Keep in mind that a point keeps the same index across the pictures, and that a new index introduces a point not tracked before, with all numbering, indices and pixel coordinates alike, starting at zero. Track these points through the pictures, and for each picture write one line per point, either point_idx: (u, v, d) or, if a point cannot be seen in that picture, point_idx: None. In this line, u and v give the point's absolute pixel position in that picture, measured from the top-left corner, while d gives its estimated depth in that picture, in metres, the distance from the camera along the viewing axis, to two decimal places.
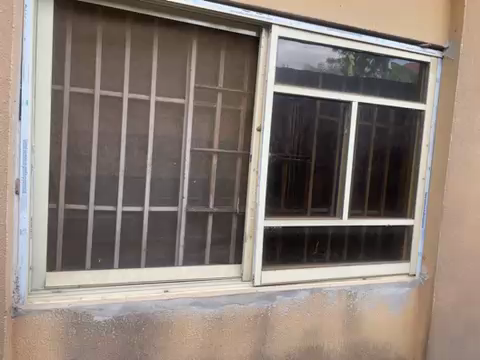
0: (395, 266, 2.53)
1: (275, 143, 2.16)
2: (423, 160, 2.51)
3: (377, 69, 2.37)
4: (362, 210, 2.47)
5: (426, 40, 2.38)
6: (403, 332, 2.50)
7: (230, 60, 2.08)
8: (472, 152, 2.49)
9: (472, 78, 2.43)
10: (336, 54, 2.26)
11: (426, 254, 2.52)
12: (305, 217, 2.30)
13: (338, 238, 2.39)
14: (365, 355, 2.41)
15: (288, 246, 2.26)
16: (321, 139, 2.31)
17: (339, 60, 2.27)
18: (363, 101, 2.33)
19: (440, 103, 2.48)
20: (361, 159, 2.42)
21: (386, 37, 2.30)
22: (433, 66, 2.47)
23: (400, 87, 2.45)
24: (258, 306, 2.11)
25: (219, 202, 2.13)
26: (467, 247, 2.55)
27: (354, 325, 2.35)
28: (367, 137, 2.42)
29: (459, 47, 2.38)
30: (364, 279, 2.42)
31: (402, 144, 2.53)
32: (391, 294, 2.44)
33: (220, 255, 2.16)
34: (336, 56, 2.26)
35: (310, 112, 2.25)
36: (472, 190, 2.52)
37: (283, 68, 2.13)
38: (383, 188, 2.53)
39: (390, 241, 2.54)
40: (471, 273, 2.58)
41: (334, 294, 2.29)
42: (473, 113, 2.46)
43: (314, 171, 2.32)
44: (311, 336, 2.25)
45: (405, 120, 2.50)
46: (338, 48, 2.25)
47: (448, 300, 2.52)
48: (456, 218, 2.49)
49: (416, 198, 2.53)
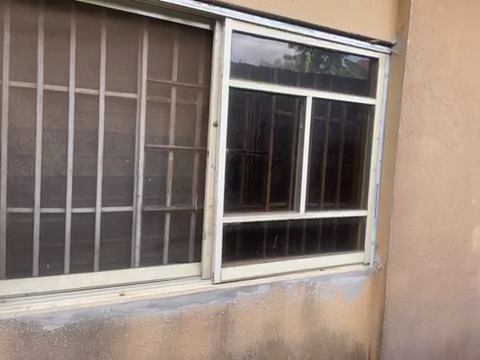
0: (350, 256, 2.61)
1: (232, 138, 2.13)
2: (374, 153, 2.61)
3: (331, 66, 2.42)
4: (318, 203, 2.51)
5: (375, 37, 2.47)
6: (359, 319, 2.59)
7: (184, 53, 2.02)
8: (418, 145, 2.62)
9: (418, 74, 2.55)
10: (292, 51, 2.28)
11: (378, 243, 2.63)
12: (264, 213, 2.30)
13: (297, 231, 2.42)
14: (324, 345, 2.47)
15: (248, 242, 2.25)
16: (278, 133, 2.31)
17: (295, 57, 2.29)
18: (317, 96, 2.38)
19: (389, 97, 2.58)
20: (317, 153, 2.46)
21: (338, 33, 2.35)
22: (382, 62, 2.56)
23: (352, 83, 2.52)
24: (219, 304, 2.09)
25: (176, 200, 2.07)
26: (416, 235, 2.69)
27: (313, 316, 2.41)
28: (322, 131, 2.46)
29: (406, 44, 2.48)
30: (322, 270, 2.48)
31: (355, 138, 2.59)
32: (347, 283, 2.53)
33: (178, 255, 2.09)
34: (292, 53, 2.28)
35: (266, 106, 2.25)
36: (419, 180, 2.66)
37: (240, 64, 2.12)
38: (338, 180, 2.58)
39: (345, 232, 2.62)
40: (421, 259, 2.73)
41: (293, 287, 2.32)
42: (420, 108, 2.59)
43: (272, 165, 2.32)
44: (272, 330, 2.27)
45: (357, 114, 2.57)
46: (294, 44, 2.27)
47: (399, 286, 2.65)
48: (405, 208, 2.61)
49: (369, 189, 2.63)
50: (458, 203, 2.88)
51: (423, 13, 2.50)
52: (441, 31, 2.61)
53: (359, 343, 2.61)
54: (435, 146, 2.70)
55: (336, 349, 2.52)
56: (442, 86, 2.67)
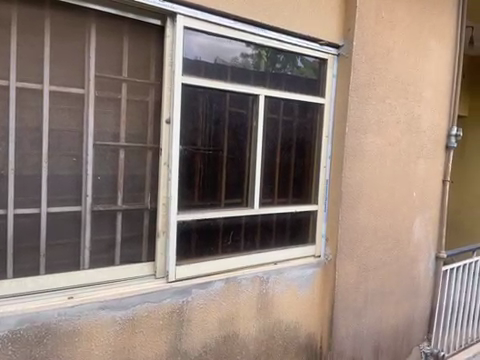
0: (302, 249, 2.69)
1: (186, 135, 2.13)
2: (324, 150, 2.71)
3: (287, 66, 2.50)
4: (272, 199, 2.57)
5: (323, 38, 2.56)
6: (311, 310, 2.69)
7: (135, 48, 1.97)
8: (364, 141, 2.76)
9: (363, 74, 2.69)
10: (249, 49, 2.33)
11: (329, 235, 2.74)
12: (219, 209, 2.32)
13: (251, 226, 2.47)
14: (278, 336, 2.55)
15: (203, 239, 2.26)
16: (232, 131, 2.33)
17: (252, 55, 2.34)
18: (270, 94, 2.43)
19: (336, 97, 2.69)
20: (270, 150, 2.52)
21: (289, 33, 2.41)
22: (330, 64, 2.66)
23: (304, 81, 2.60)
24: (173, 302, 2.08)
25: (128, 199, 2.02)
26: (363, 227, 2.84)
27: (268, 309, 2.47)
28: (274, 128, 2.52)
29: (352, 46, 2.61)
30: (276, 264, 2.54)
31: (306, 135, 2.68)
32: (299, 276, 2.61)
33: (130, 255, 2.05)
34: (249, 51, 2.33)
35: (219, 104, 2.26)
36: (365, 176, 2.81)
37: (195, 61, 2.12)
38: (290, 176, 2.65)
39: (298, 227, 2.70)
40: (367, 250, 2.89)
41: (248, 281, 2.37)
42: (365, 107, 2.73)
43: (226, 162, 2.34)
44: (227, 325, 2.30)
45: (308, 113, 2.65)
46: (251, 44, 2.32)
47: (348, 276, 2.79)
48: (352, 202, 2.75)
49: (319, 185, 2.73)
50: (400, 197, 3.09)
51: (367, 17, 2.64)
52: (384, 34, 2.76)
53: (311, 333, 2.71)
54: (379, 143, 2.86)
55: (290, 340, 2.60)
56: (386, 86, 2.84)
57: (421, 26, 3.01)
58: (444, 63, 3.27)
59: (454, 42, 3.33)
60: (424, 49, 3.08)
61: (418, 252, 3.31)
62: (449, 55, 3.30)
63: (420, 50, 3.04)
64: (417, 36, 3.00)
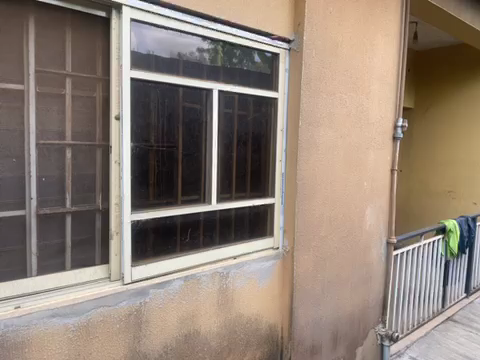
0: (261, 242, 2.73)
1: (137, 132, 2.05)
2: (279, 144, 2.75)
3: (244, 61, 2.52)
4: (230, 194, 2.58)
5: (274, 33, 2.57)
6: (271, 302, 2.74)
7: (79, 41, 1.86)
8: (317, 134, 2.83)
9: (314, 68, 2.74)
10: (206, 44, 2.32)
11: (286, 227, 2.79)
12: (176, 207, 2.27)
13: (210, 223, 2.46)
14: (240, 330, 2.56)
15: (160, 238, 2.21)
16: (186, 126, 2.29)
17: (208, 50, 2.34)
18: (224, 89, 2.41)
19: (290, 91, 2.72)
20: (226, 145, 2.52)
21: (240, 28, 2.40)
22: (282, 58, 2.69)
23: (258, 76, 2.61)
24: (130, 304, 2.02)
25: (78, 200, 1.93)
26: (318, 218, 2.92)
27: (228, 304, 2.47)
28: (229, 123, 2.52)
29: (303, 40, 2.64)
30: (235, 259, 2.55)
31: (261, 130, 2.71)
32: (259, 269, 2.64)
33: (83, 258, 1.97)
34: (205, 46, 2.32)
35: (172, 100, 2.20)
36: (319, 168, 2.88)
37: (148, 55, 2.07)
38: (247, 170, 2.67)
39: (256, 221, 2.73)
40: (323, 239, 2.98)
41: (207, 278, 2.35)
42: (317, 101, 2.79)
43: (182, 158, 2.29)
44: (187, 323, 2.27)
45: (262, 107, 2.68)
46: (207, 38, 2.31)
47: (306, 266, 2.85)
48: (308, 194, 2.82)
49: (276, 178, 2.77)
50: (352, 187, 3.21)
51: (317, 12, 2.69)
52: (333, 30, 2.83)
53: (272, 324, 2.76)
54: (331, 136, 2.95)
55: (252, 333, 2.63)
56: (336, 80, 2.92)
57: (367, 22, 3.12)
58: (390, 58, 3.42)
59: (399, 37, 3.48)
60: (371, 44, 3.19)
61: (371, 239, 3.47)
62: (394, 51, 3.46)
63: (367, 45, 3.16)
64: (364, 32, 3.11)
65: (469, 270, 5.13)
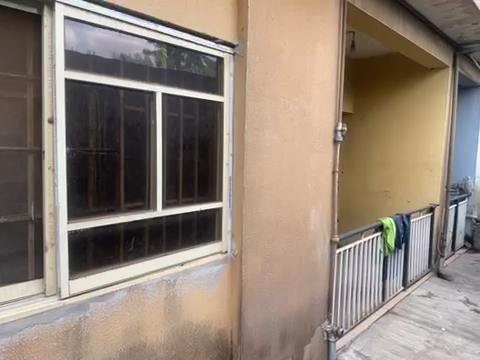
0: (209, 247, 2.70)
1: (73, 136, 1.93)
2: (225, 148, 2.74)
3: (192, 64, 2.51)
4: (177, 199, 2.52)
5: (218, 36, 2.57)
6: (220, 307, 2.72)
7: (6, 39, 1.73)
8: (262, 138, 2.87)
9: (258, 73, 2.78)
10: (152, 46, 2.27)
11: (234, 231, 2.79)
12: (118, 214, 2.17)
13: (156, 229, 2.38)
14: (188, 338, 2.51)
15: (102, 248, 2.10)
16: (128, 130, 2.19)
17: (155, 52, 2.29)
18: (167, 92, 2.36)
19: (235, 95, 2.73)
20: (172, 149, 2.44)
21: (184, 30, 2.37)
22: (226, 62, 2.69)
23: (204, 80, 2.60)
24: (68, 320, 1.89)
25: (6, 210, 1.77)
26: (265, 220, 2.96)
27: (176, 312, 2.41)
28: (175, 127, 2.45)
29: (246, 46, 2.67)
30: (182, 266, 2.49)
31: (207, 133, 2.67)
32: (207, 274, 2.61)
33: (14, 273, 1.81)
34: (152, 48, 2.27)
35: (112, 102, 2.10)
36: (265, 171, 2.92)
37: (90, 56, 1.98)
38: (194, 175, 2.63)
39: (204, 226, 2.70)
40: (270, 241, 3.03)
41: (153, 287, 2.27)
42: (261, 105, 2.83)
43: (124, 163, 2.19)
44: (132, 336, 2.18)
45: (208, 111, 2.64)
46: (153, 40, 2.26)
47: (254, 269, 2.88)
48: (255, 197, 2.85)
49: (222, 182, 2.76)
50: (297, 190, 3.30)
51: (259, 18, 2.73)
52: (275, 36, 2.90)
53: (221, 329, 2.74)
54: (276, 140, 3.01)
55: (201, 339, 2.59)
56: (279, 85, 2.99)
57: (308, 30, 3.24)
58: (329, 64, 3.58)
59: (337, 46, 3.65)
60: (312, 51, 3.32)
61: (315, 238, 3.58)
62: (333, 58, 3.62)
63: (308, 51, 3.27)
64: (306, 40, 3.22)
65: (406, 264, 5.50)
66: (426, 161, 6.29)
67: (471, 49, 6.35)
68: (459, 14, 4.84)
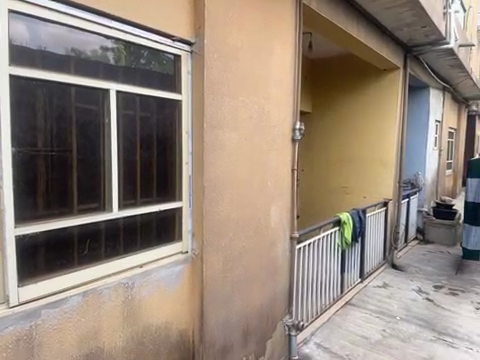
0: (169, 248, 2.66)
1: (20, 135, 1.83)
2: (184, 147, 2.72)
3: (152, 62, 2.48)
4: (135, 200, 2.46)
5: (175, 34, 2.53)
6: (181, 308, 2.69)
7: None
8: (221, 137, 2.87)
9: (216, 72, 2.77)
10: (109, 43, 2.21)
11: (195, 231, 2.77)
12: (71, 217, 2.09)
13: (112, 231, 2.31)
14: (148, 341, 2.47)
15: (54, 252, 2.01)
16: (81, 129, 2.11)
17: (112, 49, 2.23)
18: (122, 90, 2.29)
19: (193, 94, 2.70)
20: (128, 149, 2.37)
21: (139, 27, 2.31)
22: (184, 60, 2.66)
23: (161, 78, 2.55)
24: (19, 329, 1.79)
25: None
26: (225, 218, 2.97)
27: (135, 315, 2.36)
28: (131, 126, 2.39)
29: (203, 44, 2.64)
30: (141, 267, 2.44)
31: (166, 132, 2.62)
32: (167, 275, 2.57)
33: None
34: (109, 45, 2.21)
35: (63, 99, 2.01)
36: (225, 169, 2.93)
37: (40, 51, 1.89)
38: (153, 175, 2.57)
39: (164, 226, 2.65)
40: (231, 239, 3.04)
41: (110, 291, 2.21)
42: (220, 104, 2.83)
43: (77, 164, 2.10)
44: (89, 341, 2.11)
45: (166, 109, 2.60)
46: (111, 37, 2.20)
47: (215, 268, 2.88)
48: (215, 196, 2.84)
49: (182, 182, 2.74)
50: (257, 187, 3.34)
51: (216, 16, 2.72)
52: (233, 35, 2.90)
53: (183, 330, 2.71)
54: (235, 138, 3.02)
55: (161, 341, 2.55)
56: (237, 84, 3.00)
57: (265, 29, 3.27)
58: (287, 63, 3.64)
59: (294, 46, 3.73)
60: (269, 51, 3.36)
61: (276, 235, 3.64)
62: (290, 57, 3.68)
63: (266, 51, 3.31)
64: (263, 39, 3.26)
65: (362, 256, 5.74)
66: (380, 157, 6.58)
67: (420, 52, 6.70)
68: (408, 18, 5.09)
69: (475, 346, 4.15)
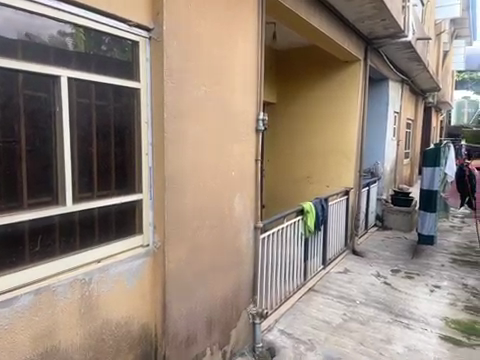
0: (128, 241, 2.59)
1: None
2: (144, 138, 2.63)
3: (113, 49, 2.39)
4: (92, 193, 2.36)
5: (132, 19, 2.42)
6: (142, 302, 2.65)
7: None
8: (183, 127, 2.81)
9: (176, 60, 2.69)
10: (68, 28, 2.11)
11: (156, 223, 2.72)
12: (21, 212, 1.97)
13: (67, 226, 2.22)
14: (108, 337, 2.41)
15: (2, 249, 1.90)
16: (29, 118, 1.99)
17: (71, 35, 2.13)
18: (75, 77, 2.17)
19: (152, 82, 2.62)
20: (84, 139, 2.26)
21: (93, 10, 2.18)
22: (142, 47, 2.56)
23: (118, 65, 2.44)
24: None
25: None
26: (188, 210, 2.93)
27: (93, 311, 2.29)
28: (86, 115, 2.27)
29: (162, 30, 2.55)
30: (99, 262, 2.36)
31: (125, 122, 2.52)
32: (127, 269, 2.51)
33: None
34: (67, 30, 2.11)
35: (8, 86, 1.88)
36: (187, 160, 2.87)
37: None
38: (112, 166, 2.48)
39: (123, 219, 2.58)
40: (194, 231, 3.01)
41: (65, 288, 2.12)
42: (181, 93, 2.76)
43: (26, 155, 1.99)
44: (43, 340, 2.03)
45: (124, 97, 2.49)
46: (68, 22, 2.10)
47: (178, 260, 2.84)
48: (177, 188, 2.79)
49: (142, 173, 2.65)
50: (221, 178, 3.31)
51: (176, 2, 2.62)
52: (194, 22, 2.82)
53: (145, 324, 2.67)
54: (198, 128, 2.97)
55: (122, 336, 2.50)
56: (199, 73, 2.93)
57: (227, 17, 3.21)
58: (250, 53, 3.60)
59: (257, 35, 3.69)
60: (232, 40, 3.31)
61: (240, 225, 3.65)
62: (253, 47, 3.65)
63: (228, 39, 3.25)
64: (225, 27, 3.20)
65: (324, 244, 5.91)
66: (342, 147, 6.74)
67: (380, 44, 6.87)
68: (369, 10, 5.18)
69: (429, 326, 4.41)
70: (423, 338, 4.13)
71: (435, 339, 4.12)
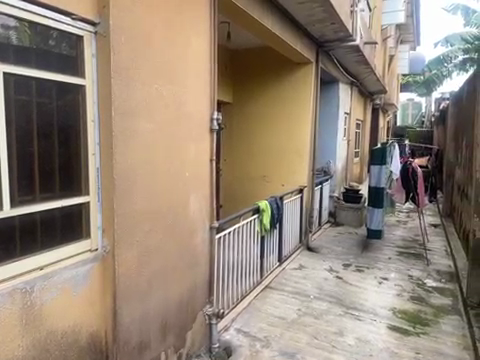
0: (75, 246, 2.46)
1: None
2: (91, 137, 2.51)
3: (57, 43, 2.27)
4: (34, 196, 2.22)
5: (76, 12, 2.30)
6: (91, 309, 2.53)
7: None
8: (133, 127, 2.72)
9: (125, 56, 2.59)
10: (11, 22, 2.00)
11: (105, 226, 2.61)
12: None
13: (6, 232, 2.06)
14: (53, 347, 2.28)
15: None
16: None
17: (15, 28, 2.03)
18: (13, 72, 2.03)
19: (99, 79, 2.51)
20: (23, 139, 2.12)
21: (31, 2, 2.04)
22: (87, 42, 2.44)
23: (61, 60, 2.31)
24: None
25: None
26: (140, 212, 2.84)
27: (36, 322, 2.15)
28: (26, 113, 2.13)
29: (109, 25, 2.45)
30: (42, 270, 2.22)
31: (69, 121, 2.39)
32: (73, 276, 2.39)
33: None
34: (11, 23, 2.00)
35: None
36: (137, 161, 2.79)
37: None
38: (56, 167, 2.34)
39: (69, 223, 2.45)
40: (146, 233, 2.93)
41: (4, 298, 1.97)
42: (130, 91, 2.67)
43: None
44: None
45: (68, 95, 2.36)
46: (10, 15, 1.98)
47: (129, 264, 2.75)
48: (127, 189, 2.70)
49: (89, 175, 2.53)
50: (174, 178, 3.26)
51: None
52: (143, 18, 2.73)
53: (94, 332, 2.56)
54: (149, 128, 2.89)
55: (68, 345, 2.38)
56: (149, 71, 2.85)
57: (179, 14, 3.15)
58: (203, 51, 3.57)
59: (210, 34, 3.67)
60: (184, 38, 3.25)
61: (195, 225, 3.61)
62: (205, 45, 3.62)
63: (180, 37, 3.20)
64: (176, 25, 3.13)
65: (280, 241, 6.03)
66: (296, 147, 6.87)
67: (330, 47, 7.11)
68: (319, 14, 5.33)
69: (378, 317, 4.63)
70: (372, 329, 4.33)
71: (383, 330, 4.34)
